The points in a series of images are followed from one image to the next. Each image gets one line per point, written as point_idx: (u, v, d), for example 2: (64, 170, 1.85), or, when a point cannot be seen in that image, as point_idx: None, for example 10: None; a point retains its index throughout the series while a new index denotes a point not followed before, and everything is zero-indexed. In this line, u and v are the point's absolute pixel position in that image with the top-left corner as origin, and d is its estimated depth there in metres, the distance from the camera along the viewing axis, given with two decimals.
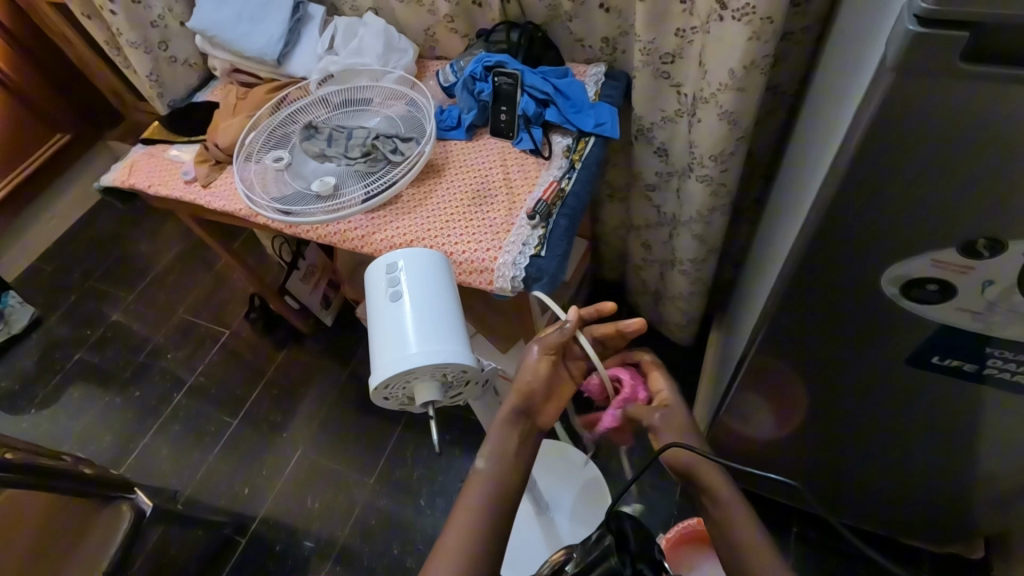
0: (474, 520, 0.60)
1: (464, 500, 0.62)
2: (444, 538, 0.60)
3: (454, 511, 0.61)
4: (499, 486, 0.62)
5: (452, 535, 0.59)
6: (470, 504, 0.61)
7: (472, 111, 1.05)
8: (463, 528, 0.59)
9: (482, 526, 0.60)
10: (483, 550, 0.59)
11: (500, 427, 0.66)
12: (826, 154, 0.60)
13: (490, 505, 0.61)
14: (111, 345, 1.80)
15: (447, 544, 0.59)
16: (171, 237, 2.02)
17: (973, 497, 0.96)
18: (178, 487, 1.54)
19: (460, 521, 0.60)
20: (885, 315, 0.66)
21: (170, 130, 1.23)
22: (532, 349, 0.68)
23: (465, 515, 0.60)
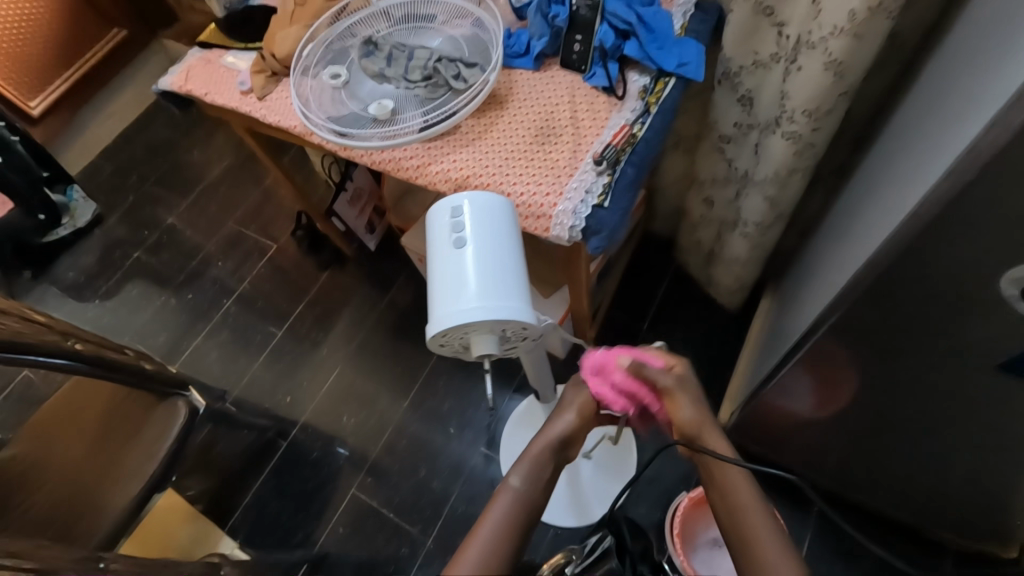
0: (498, 534, 0.58)
1: (490, 509, 0.61)
2: (466, 547, 0.58)
3: (479, 521, 0.60)
4: (525, 508, 0.61)
5: (478, 541, 0.58)
6: (495, 517, 0.60)
7: (543, 38, 0.96)
8: (486, 539, 0.58)
9: (506, 539, 0.58)
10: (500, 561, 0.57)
11: (535, 453, 0.66)
12: (964, 123, 0.52)
13: (517, 522, 0.60)
14: (166, 248, 1.87)
15: (468, 548, 0.57)
16: (222, 146, 2.03)
17: (1019, 503, 0.92)
18: (226, 389, 1.64)
19: (484, 530, 0.59)
20: (991, 316, 0.59)
21: (227, 35, 1.18)
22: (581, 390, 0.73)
23: (489, 526, 0.59)
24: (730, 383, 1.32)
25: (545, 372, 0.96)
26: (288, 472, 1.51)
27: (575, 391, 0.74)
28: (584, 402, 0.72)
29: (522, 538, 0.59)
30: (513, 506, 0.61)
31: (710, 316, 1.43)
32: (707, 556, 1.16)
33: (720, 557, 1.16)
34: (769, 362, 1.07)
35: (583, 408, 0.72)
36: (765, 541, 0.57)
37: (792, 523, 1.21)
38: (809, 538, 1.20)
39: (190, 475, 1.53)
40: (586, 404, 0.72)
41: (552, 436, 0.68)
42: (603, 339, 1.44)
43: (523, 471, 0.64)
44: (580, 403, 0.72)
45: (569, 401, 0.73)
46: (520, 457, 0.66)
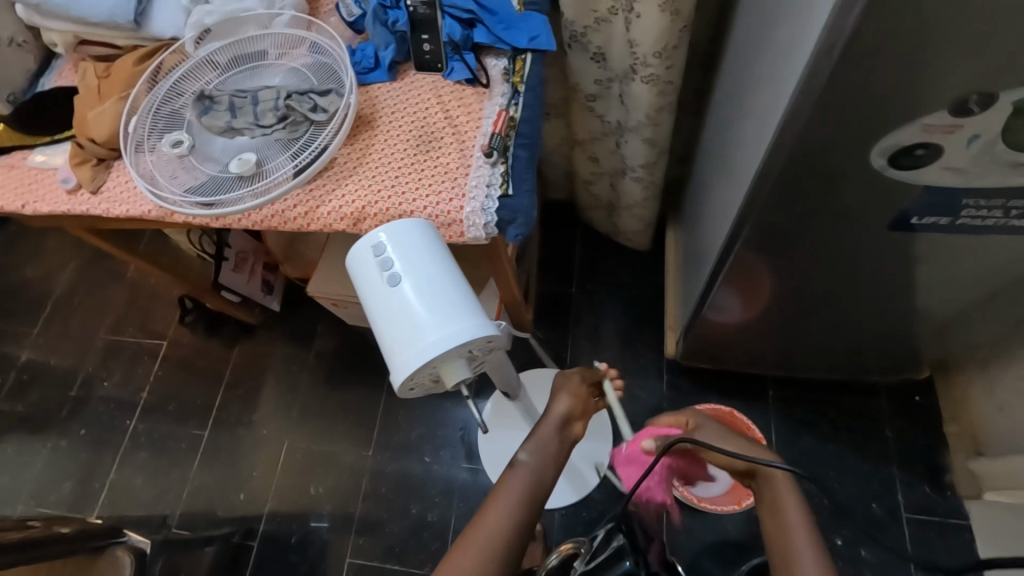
0: (514, 508, 0.63)
1: (502, 484, 0.66)
2: (481, 516, 0.63)
3: (492, 496, 0.65)
4: (536, 484, 0.66)
5: (490, 519, 0.62)
6: (513, 492, 0.64)
7: (389, 47, 0.93)
8: (502, 510, 0.63)
9: (519, 511, 0.63)
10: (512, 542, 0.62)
11: (544, 431, 0.71)
12: (805, 28, 0.58)
13: (528, 498, 0.64)
14: (33, 387, 1.60)
15: (483, 525, 0.62)
16: (58, 253, 1.76)
17: (918, 331, 1.08)
18: (166, 513, 1.45)
19: (496, 505, 0.63)
20: (871, 188, 0.67)
21: (25, 131, 1.01)
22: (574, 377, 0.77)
23: (504, 502, 0.64)
24: (667, 318, 1.39)
25: (512, 374, 0.93)
26: (271, 570, 1.38)
27: (568, 379, 0.77)
28: (575, 385, 0.76)
29: (533, 514, 0.64)
30: (526, 483, 0.65)
31: (628, 261, 1.49)
32: (701, 482, 1.18)
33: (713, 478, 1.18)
34: (695, 287, 1.14)
35: (576, 391, 0.75)
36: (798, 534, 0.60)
37: (757, 417, 1.32)
38: (776, 425, 1.32)
39: None
40: (576, 387, 0.75)
41: (554, 417, 0.72)
42: (542, 315, 1.46)
43: (531, 447, 0.68)
44: (575, 390, 0.75)
45: (560, 387, 0.76)
46: (529, 435, 0.70)
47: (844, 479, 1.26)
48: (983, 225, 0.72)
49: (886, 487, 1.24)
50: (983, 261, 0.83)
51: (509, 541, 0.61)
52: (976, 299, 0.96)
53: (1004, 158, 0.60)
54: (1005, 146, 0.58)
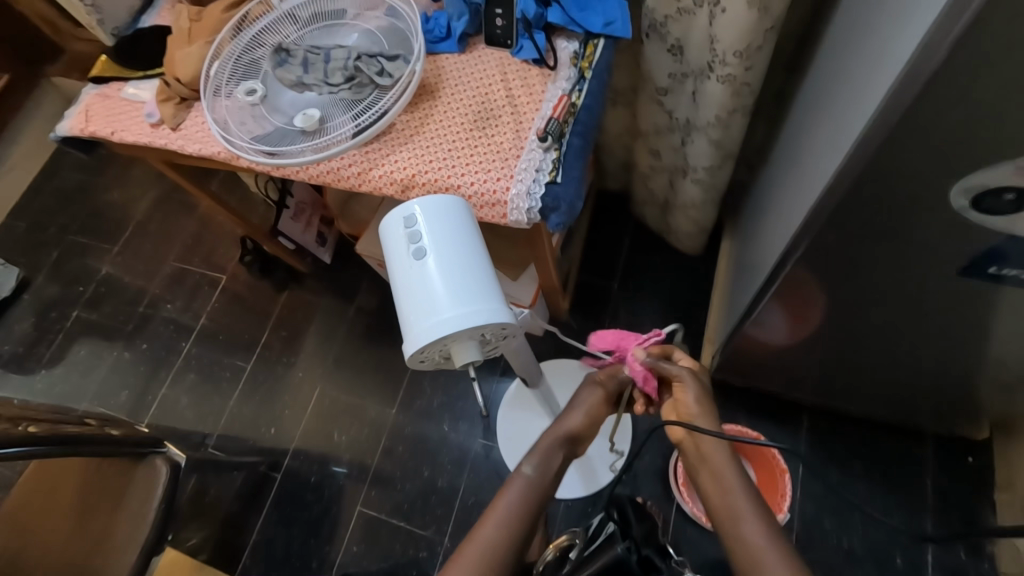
0: (508, 519, 0.64)
1: (502, 496, 0.67)
2: (481, 525, 0.64)
3: (491, 506, 0.66)
4: (535, 498, 0.67)
5: (487, 529, 0.63)
6: (509, 499, 0.66)
7: (463, 18, 0.93)
8: (499, 520, 0.64)
9: (512, 523, 0.64)
10: (507, 548, 0.62)
11: (545, 443, 0.72)
12: (899, 42, 0.53)
13: (524, 508, 0.65)
14: (107, 300, 1.76)
15: (479, 535, 0.63)
16: (144, 180, 1.90)
17: (981, 385, 0.98)
18: (205, 432, 1.56)
19: (495, 516, 0.64)
20: (944, 226, 0.62)
21: (122, 64, 1.08)
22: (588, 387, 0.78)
23: (499, 514, 0.64)
24: (706, 329, 1.34)
25: (532, 360, 0.93)
26: (288, 502, 1.47)
27: (586, 393, 0.78)
28: (592, 399, 0.77)
29: (530, 526, 0.65)
30: (524, 494, 0.66)
31: (676, 264, 1.45)
32: None
33: None
34: (740, 303, 1.09)
35: (593, 408, 0.76)
36: (748, 523, 0.61)
37: (786, 446, 1.27)
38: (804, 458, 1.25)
39: (186, 527, 1.47)
40: (595, 403, 0.76)
41: (560, 431, 0.74)
42: (578, 306, 1.44)
43: (536, 461, 0.69)
44: (591, 404, 0.77)
45: (579, 401, 0.77)
46: (530, 449, 0.71)
47: (869, 526, 1.19)
48: None
49: (914, 544, 1.16)
50: None
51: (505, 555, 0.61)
52: None
53: None
54: None
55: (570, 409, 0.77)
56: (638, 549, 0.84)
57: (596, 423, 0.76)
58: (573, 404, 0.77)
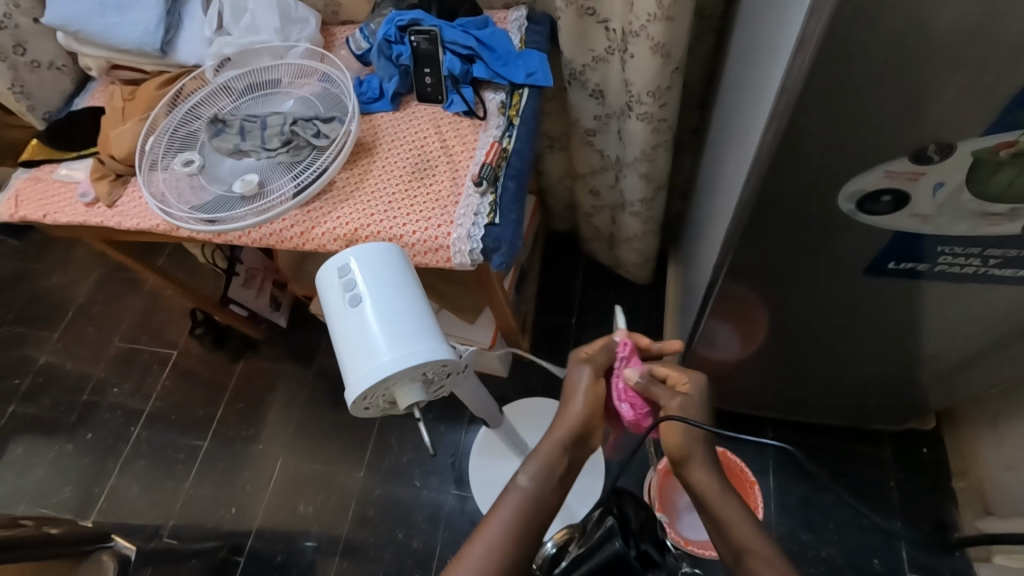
0: (503, 543, 0.59)
1: (496, 513, 0.62)
2: (465, 551, 0.59)
3: (484, 524, 0.61)
4: (529, 512, 0.61)
5: (477, 550, 0.59)
6: (503, 519, 0.61)
7: (393, 79, 0.97)
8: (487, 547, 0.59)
9: (507, 548, 0.59)
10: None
11: (547, 449, 0.65)
12: (772, 73, 0.60)
13: (520, 527, 0.61)
14: (47, 390, 1.65)
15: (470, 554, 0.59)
16: (85, 261, 1.84)
17: (922, 380, 1.03)
18: (160, 521, 1.46)
19: (489, 535, 0.60)
20: (844, 231, 0.68)
21: (54, 147, 1.08)
22: (582, 368, 0.71)
23: (492, 537, 0.59)
24: (664, 352, 1.37)
25: (486, 397, 0.93)
26: None
27: (578, 374, 0.71)
28: (590, 383, 0.70)
29: (522, 550, 0.60)
30: (516, 513, 0.61)
31: (629, 294, 1.48)
32: (692, 520, 1.16)
33: None
34: (689, 322, 1.12)
35: (592, 390, 0.69)
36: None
37: (754, 461, 1.28)
38: (773, 472, 1.27)
39: None
40: (592, 385, 0.69)
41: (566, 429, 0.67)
42: (539, 344, 1.45)
43: (531, 472, 0.63)
44: (595, 386, 0.70)
45: (578, 388, 0.70)
46: (531, 453, 0.65)
47: (843, 532, 1.20)
48: (962, 271, 0.71)
49: (887, 544, 1.18)
50: (977, 310, 0.80)
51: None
52: (978, 350, 0.92)
53: (969, 207, 0.60)
54: (969, 195, 0.58)
55: (570, 395, 0.70)
56: (638, 543, 0.80)
57: (597, 411, 0.69)
58: (573, 393, 0.70)
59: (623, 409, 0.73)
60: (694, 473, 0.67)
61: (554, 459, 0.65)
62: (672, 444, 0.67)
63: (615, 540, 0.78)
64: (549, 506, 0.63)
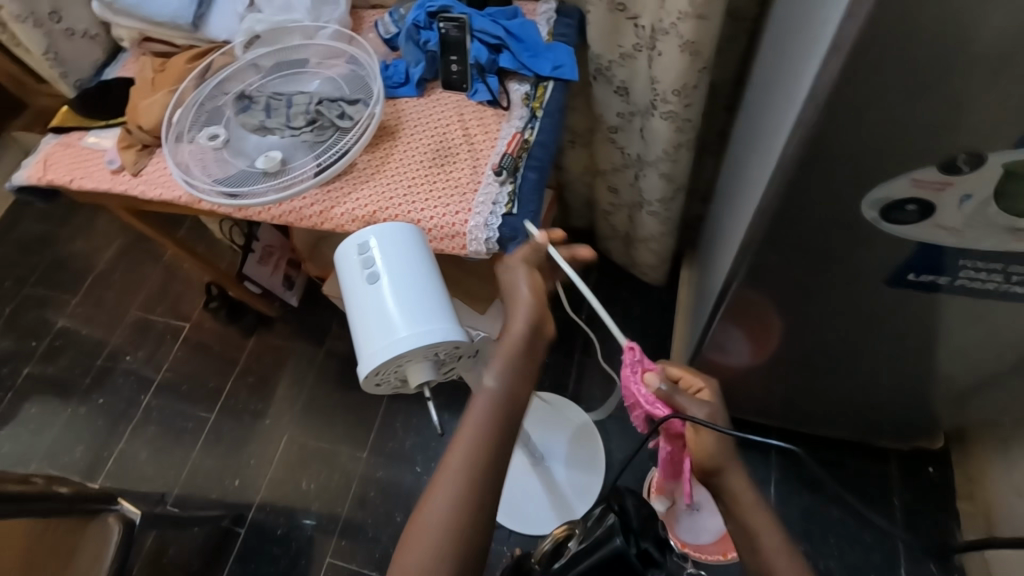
0: (480, 448, 0.58)
1: (470, 413, 0.61)
2: (445, 464, 0.58)
3: (459, 430, 0.60)
4: (504, 410, 0.61)
5: (457, 457, 0.58)
6: (476, 420, 0.59)
7: (420, 65, 0.98)
8: (464, 453, 0.58)
9: (484, 448, 0.58)
10: (483, 485, 0.57)
11: (509, 348, 0.64)
12: (801, 75, 0.59)
13: (496, 428, 0.60)
14: (63, 353, 1.69)
15: (450, 464, 0.58)
16: (106, 230, 1.87)
17: (934, 397, 1.02)
18: (165, 488, 1.49)
19: (466, 437, 0.59)
20: (864, 240, 0.67)
21: (84, 115, 1.09)
22: (518, 269, 0.71)
23: (467, 439, 0.58)
24: (672, 354, 1.37)
25: None
26: (254, 559, 1.39)
27: (517, 274, 0.71)
28: (529, 276, 0.70)
29: (502, 458, 0.59)
30: (491, 408, 0.60)
31: (641, 294, 1.48)
32: (690, 523, 1.17)
33: (701, 520, 1.17)
34: (701, 326, 1.11)
35: (532, 281, 0.70)
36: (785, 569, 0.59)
37: (758, 469, 1.27)
38: (776, 482, 1.26)
39: None
40: (529, 276, 0.70)
41: (522, 322, 0.66)
42: None
43: (499, 368, 0.63)
44: (533, 278, 0.70)
45: (517, 279, 0.70)
46: (494, 354, 0.64)
47: (843, 547, 1.19)
48: (984, 287, 0.70)
49: (888, 562, 1.17)
50: (996, 329, 0.79)
51: (481, 485, 0.57)
52: (995, 370, 0.90)
53: (997, 221, 0.59)
54: (997, 209, 0.58)
55: (513, 292, 0.70)
56: (638, 541, 0.79)
57: (542, 299, 0.69)
58: (514, 285, 0.69)
59: (659, 412, 0.71)
60: (732, 478, 0.65)
61: (517, 347, 0.64)
62: (703, 454, 0.65)
63: (614, 538, 0.78)
64: (522, 398, 0.62)
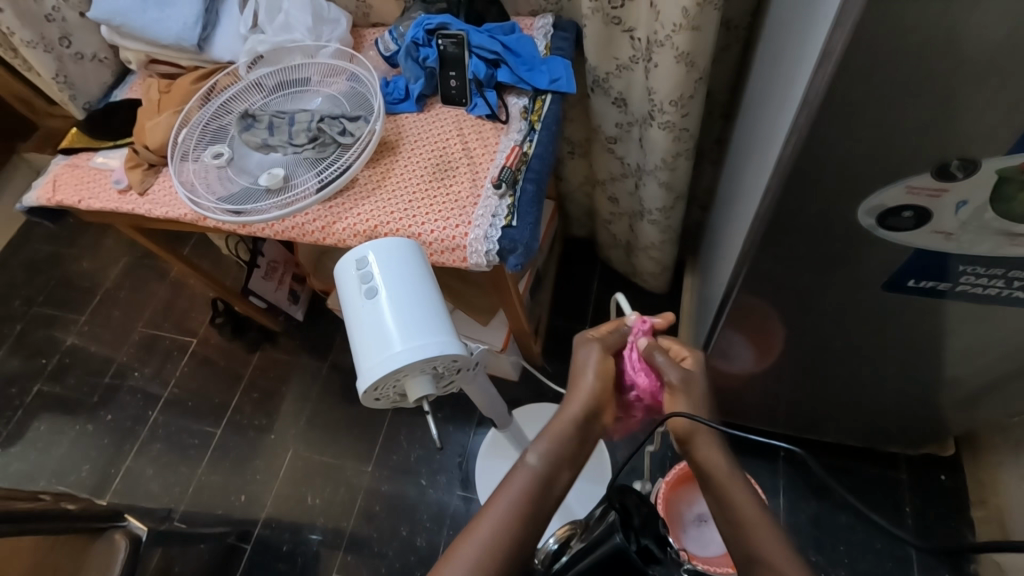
0: (510, 519, 0.60)
1: (507, 486, 0.62)
2: (474, 524, 0.60)
3: (493, 497, 0.61)
4: (539, 488, 0.62)
5: (485, 525, 0.59)
6: (511, 494, 0.61)
7: (419, 81, 0.99)
8: (496, 520, 0.60)
9: (515, 519, 0.60)
10: (509, 556, 0.59)
11: (558, 432, 0.65)
12: (794, 83, 0.60)
13: (530, 502, 0.61)
14: (72, 371, 1.71)
15: (477, 530, 0.59)
16: (115, 248, 1.89)
17: (942, 403, 1.00)
18: (172, 505, 1.49)
19: (495, 509, 0.60)
20: (863, 246, 0.67)
21: (92, 136, 1.12)
22: (591, 346, 0.71)
23: (502, 506, 0.60)
24: None
25: (495, 397, 0.93)
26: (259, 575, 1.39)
27: (589, 352, 0.71)
28: (601, 362, 0.70)
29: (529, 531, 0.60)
30: (527, 487, 0.62)
31: (644, 303, 1.48)
32: (698, 533, 1.15)
33: (710, 531, 1.15)
34: (704, 334, 1.11)
35: (601, 368, 0.69)
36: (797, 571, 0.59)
37: (766, 478, 1.25)
38: (785, 491, 1.24)
39: None
40: (601, 362, 0.70)
41: (575, 411, 0.66)
42: (551, 348, 1.45)
43: (542, 450, 0.64)
44: (603, 364, 0.70)
45: (588, 364, 0.70)
46: (543, 435, 0.65)
47: (854, 557, 1.17)
48: (986, 292, 0.70)
49: (900, 569, 1.15)
50: (1000, 333, 0.79)
51: (505, 558, 0.58)
52: (1002, 375, 0.89)
53: (993, 226, 0.59)
54: (993, 215, 0.58)
55: (578, 376, 0.70)
56: (639, 538, 0.78)
57: (607, 390, 0.69)
58: (582, 370, 0.70)
59: (642, 377, 0.71)
60: (702, 451, 0.66)
61: (564, 437, 0.65)
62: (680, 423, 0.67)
63: (615, 535, 0.76)
64: (558, 482, 0.63)
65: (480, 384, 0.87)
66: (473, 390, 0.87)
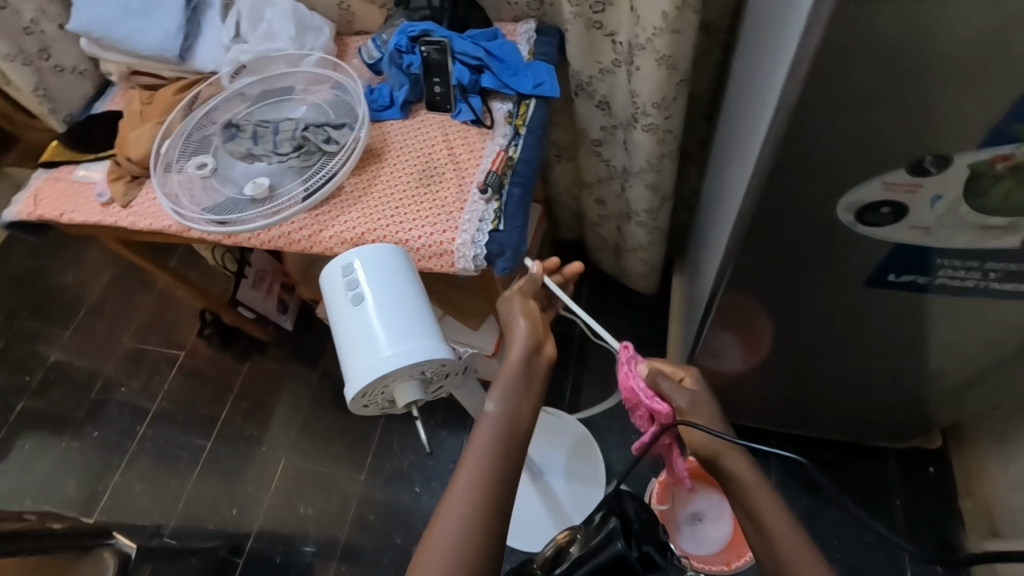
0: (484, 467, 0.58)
1: (476, 438, 0.60)
2: (454, 482, 0.58)
3: (465, 452, 0.59)
4: (506, 430, 0.60)
5: (462, 479, 0.57)
6: (481, 443, 0.59)
7: (403, 87, 0.99)
8: (473, 473, 0.57)
9: (495, 463, 0.58)
10: (493, 506, 0.57)
11: (508, 374, 0.64)
12: (772, 83, 0.60)
13: (502, 446, 0.59)
14: (56, 386, 1.68)
15: (457, 485, 0.57)
16: (99, 261, 1.87)
17: (929, 396, 1.02)
18: (162, 520, 1.47)
19: (470, 460, 0.58)
20: (844, 242, 0.68)
21: (73, 148, 1.10)
22: (510, 296, 0.73)
23: (474, 457, 0.58)
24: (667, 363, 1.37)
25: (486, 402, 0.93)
26: None
27: (510, 303, 0.72)
28: (521, 305, 0.70)
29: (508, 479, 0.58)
30: (496, 432, 0.60)
31: (633, 304, 1.48)
32: (693, 533, 1.15)
33: (704, 530, 1.16)
34: (693, 333, 1.11)
35: (526, 309, 0.70)
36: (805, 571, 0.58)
37: None
38: (777, 487, 1.25)
39: None
40: (523, 305, 0.70)
41: (519, 348, 0.66)
42: None
43: (499, 393, 0.62)
44: (528, 307, 0.70)
45: (515, 311, 0.70)
46: (495, 381, 0.63)
47: (846, 550, 1.18)
48: (965, 285, 0.71)
49: (892, 562, 1.16)
50: (981, 326, 0.80)
51: (491, 507, 0.56)
52: (985, 366, 0.91)
53: (968, 220, 0.60)
54: (968, 209, 0.59)
55: (509, 322, 0.70)
56: (639, 544, 0.78)
57: (539, 323, 0.69)
58: (511, 314, 0.70)
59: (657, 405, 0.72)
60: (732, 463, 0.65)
61: (519, 374, 0.64)
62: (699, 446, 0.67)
63: (616, 542, 0.77)
64: (523, 422, 0.62)
65: (469, 388, 0.87)
66: (463, 395, 0.87)
